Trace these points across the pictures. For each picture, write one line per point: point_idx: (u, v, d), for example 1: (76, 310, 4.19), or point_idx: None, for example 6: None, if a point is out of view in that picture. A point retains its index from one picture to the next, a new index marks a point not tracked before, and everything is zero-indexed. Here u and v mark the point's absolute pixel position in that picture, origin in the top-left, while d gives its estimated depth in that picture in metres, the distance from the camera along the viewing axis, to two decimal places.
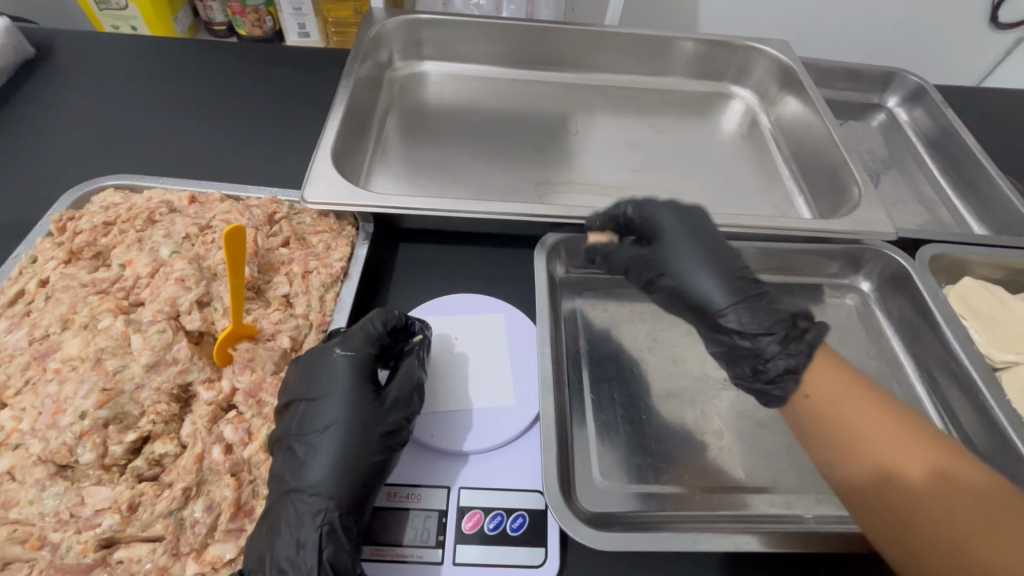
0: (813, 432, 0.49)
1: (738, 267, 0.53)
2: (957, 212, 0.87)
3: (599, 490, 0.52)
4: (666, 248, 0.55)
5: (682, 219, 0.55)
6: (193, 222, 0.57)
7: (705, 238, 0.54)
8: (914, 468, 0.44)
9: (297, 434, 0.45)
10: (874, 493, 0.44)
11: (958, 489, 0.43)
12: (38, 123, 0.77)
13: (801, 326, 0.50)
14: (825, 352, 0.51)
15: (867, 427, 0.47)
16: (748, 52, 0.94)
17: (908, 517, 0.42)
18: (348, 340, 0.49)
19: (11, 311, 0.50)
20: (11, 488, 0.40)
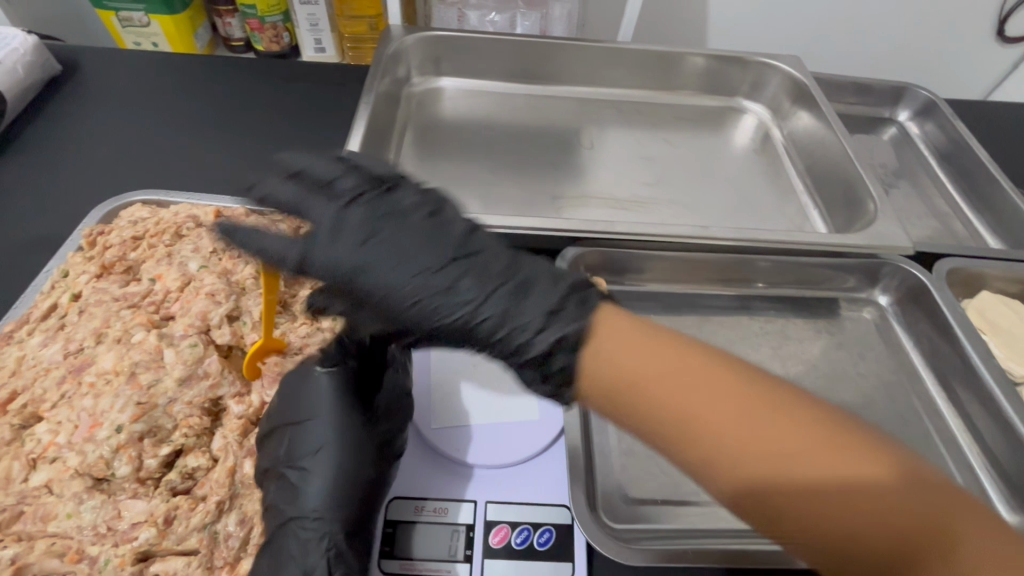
0: (659, 431, 0.38)
1: (478, 266, 0.44)
2: (970, 225, 0.88)
3: (621, 504, 0.52)
4: (378, 278, 0.42)
5: (363, 231, 0.43)
6: (220, 237, 0.58)
7: (401, 239, 0.43)
8: (792, 445, 0.35)
9: (286, 461, 0.44)
10: (758, 488, 0.36)
11: (840, 450, 0.35)
12: (66, 138, 0.79)
13: (562, 324, 0.42)
14: (604, 334, 0.41)
15: (713, 406, 0.37)
16: (761, 68, 0.95)
17: (794, 505, 0.35)
18: (322, 359, 0.48)
19: (45, 325, 0.51)
20: (49, 501, 0.41)
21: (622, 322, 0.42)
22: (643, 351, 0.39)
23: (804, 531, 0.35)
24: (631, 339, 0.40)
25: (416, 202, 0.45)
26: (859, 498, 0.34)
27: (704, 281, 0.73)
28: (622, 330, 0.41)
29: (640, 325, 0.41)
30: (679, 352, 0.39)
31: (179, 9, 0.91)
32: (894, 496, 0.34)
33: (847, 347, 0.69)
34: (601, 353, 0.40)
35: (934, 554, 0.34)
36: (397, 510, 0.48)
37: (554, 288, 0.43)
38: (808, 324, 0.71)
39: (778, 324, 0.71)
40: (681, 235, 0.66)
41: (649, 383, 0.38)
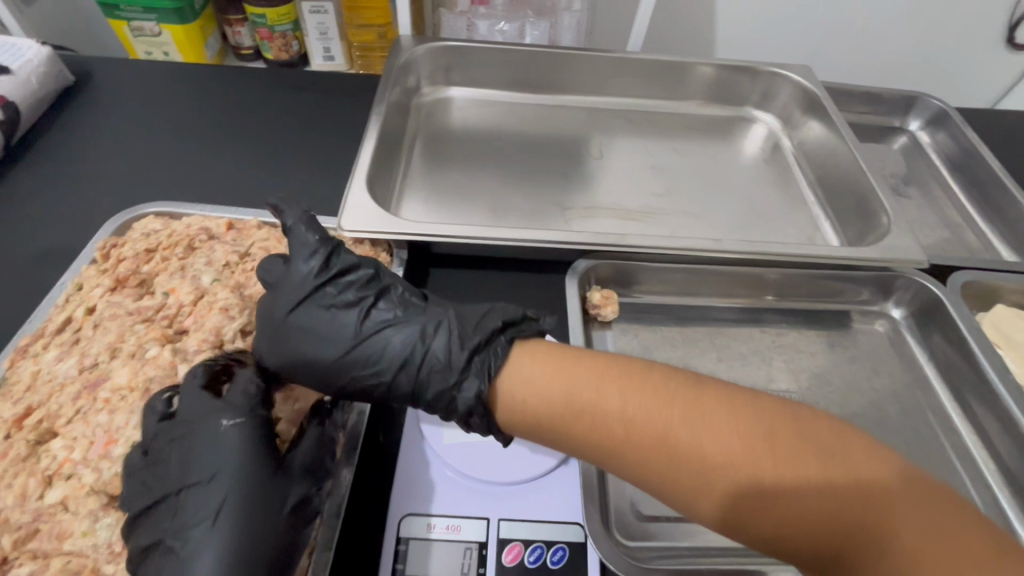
0: (593, 447, 0.43)
1: (391, 339, 0.49)
2: (984, 236, 0.87)
3: (635, 521, 0.52)
4: (304, 372, 0.49)
5: (283, 332, 0.48)
6: (233, 250, 0.58)
7: (317, 332, 0.48)
8: (710, 444, 0.40)
9: (174, 533, 0.41)
10: (689, 488, 0.40)
11: (754, 441, 0.39)
12: (79, 149, 0.79)
13: (469, 386, 0.47)
14: (513, 393, 0.45)
15: (671, 422, 0.41)
16: (771, 77, 0.95)
17: (728, 499, 0.39)
18: (214, 413, 0.43)
19: (59, 339, 0.51)
20: (65, 519, 0.41)
21: (564, 351, 0.47)
22: (564, 373, 0.45)
23: (742, 520, 0.38)
24: (579, 366, 0.45)
25: (344, 284, 0.50)
26: (783, 479, 0.38)
27: (715, 293, 0.72)
28: (563, 358, 0.46)
29: (560, 349, 0.47)
30: (630, 371, 0.45)
31: (190, 19, 0.92)
32: (812, 467, 0.38)
33: (862, 361, 0.69)
34: (525, 378, 0.46)
35: (861, 517, 0.37)
36: (410, 527, 0.48)
37: (463, 346, 0.48)
38: (821, 337, 0.70)
39: (791, 337, 0.70)
40: (693, 248, 0.66)
41: (575, 403, 0.44)
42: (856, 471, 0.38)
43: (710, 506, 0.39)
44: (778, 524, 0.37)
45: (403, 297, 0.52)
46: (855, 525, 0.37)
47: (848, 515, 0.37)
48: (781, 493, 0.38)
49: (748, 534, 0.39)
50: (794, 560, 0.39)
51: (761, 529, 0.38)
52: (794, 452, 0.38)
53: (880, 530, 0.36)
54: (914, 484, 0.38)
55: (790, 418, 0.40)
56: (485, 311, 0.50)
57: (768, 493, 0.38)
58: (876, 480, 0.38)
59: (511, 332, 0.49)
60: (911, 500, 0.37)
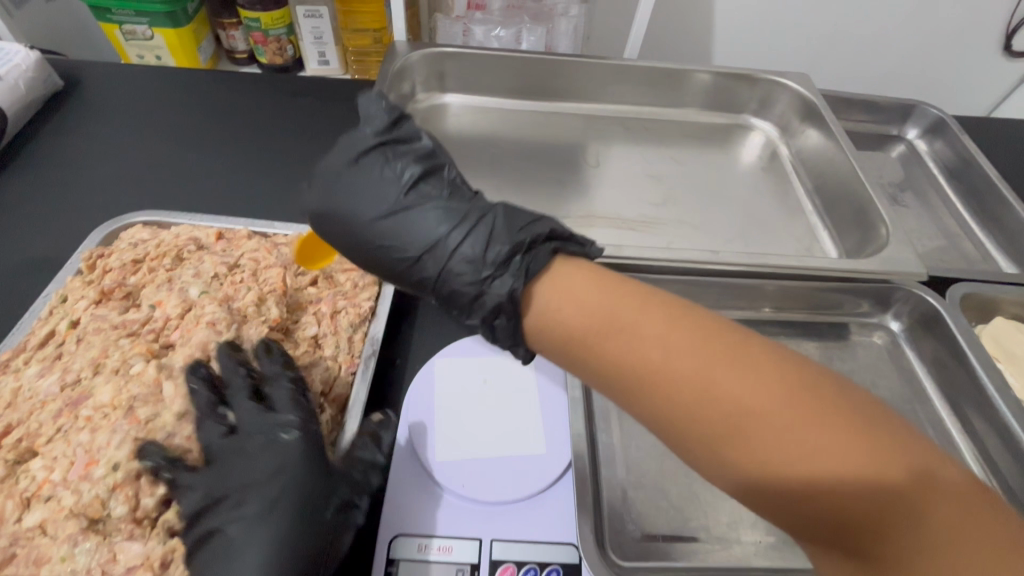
0: (612, 384, 0.39)
1: (429, 225, 0.47)
2: (981, 245, 0.86)
3: (631, 541, 0.51)
4: (348, 237, 0.49)
5: (338, 198, 0.49)
6: (222, 261, 0.57)
7: (366, 202, 0.49)
8: (750, 391, 0.35)
9: (233, 522, 0.44)
10: (716, 438, 0.35)
11: (787, 392, 0.35)
12: (67, 156, 0.78)
13: (497, 284, 0.43)
14: (555, 284, 0.41)
15: (693, 365, 0.36)
16: (769, 85, 0.94)
17: (755, 455, 0.34)
18: (276, 424, 0.46)
19: (42, 354, 0.50)
20: (43, 543, 0.40)
21: (586, 281, 0.41)
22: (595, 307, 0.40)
23: (763, 479, 0.34)
24: (600, 298, 0.40)
25: (399, 160, 0.50)
26: (821, 445, 0.33)
27: (712, 304, 0.72)
28: (583, 291, 0.41)
29: (600, 280, 0.42)
30: (654, 308, 0.39)
31: (184, 23, 0.89)
32: (856, 441, 0.33)
33: (860, 375, 0.68)
34: (561, 302, 0.41)
35: (891, 503, 0.33)
36: (400, 548, 0.46)
37: (504, 241, 0.44)
38: (818, 350, 0.70)
39: (789, 350, 0.69)
40: (690, 260, 0.65)
41: (602, 336, 0.39)
42: (899, 457, 0.33)
43: (733, 459, 0.35)
44: (802, 490, 0.33)
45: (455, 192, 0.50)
46: (882, 509, 0.33)
47: (879, 496, 0.33)
48: (816, 459, 0.33)
49: (766, 496, 0.34)
50: (806, 535, 0.35)
51: (781, 492, 0.34)
52: (837, 421, 0.34)
53: (906, 518, 0.32)
54: (953, 488, 0.33)
55: (837, 389, 0.35)
56: (536, 217, 0.46)
57: (800, 455, 0.33)
58: (918, 470, 0.33)
59: (559, 245, 0.45)
60: (946, 501, 0.33)
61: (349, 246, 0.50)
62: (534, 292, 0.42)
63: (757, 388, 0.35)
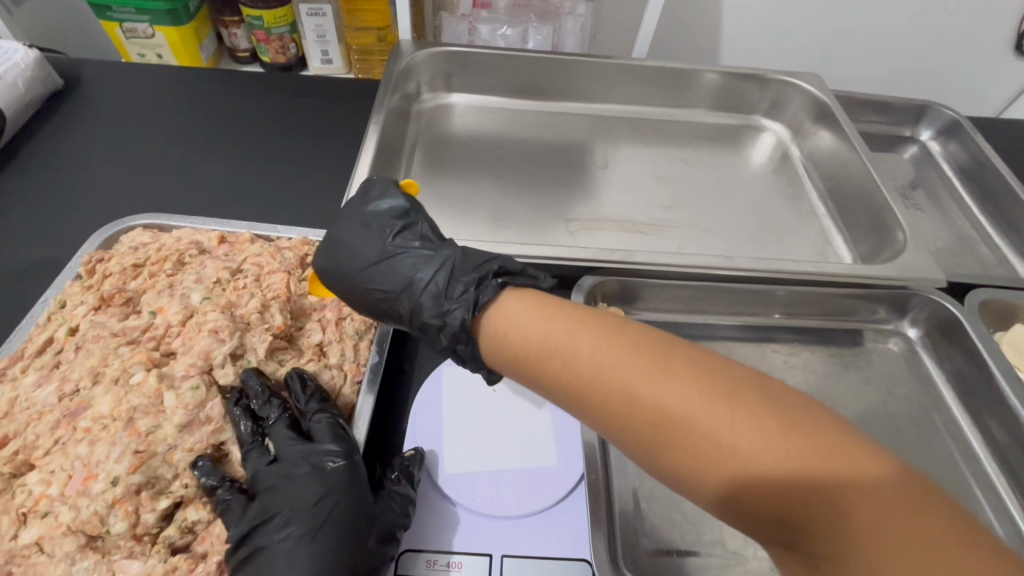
0: (548, 390, 0.40)
1: (397, 265, 0.49)
2: (998, 250, 0.85)
3: (644, 555, 0.50)
4: (336, 281, 0.51)
5: (330, 247, 0.52)
6: (224, 266, 0.55)
7: (351, 248, 0.51)
8: (670, 394, 0.35)
9: (277, 543, 0.43)
10: (645, 440, 0.36)
11: (710, 398, 0.34)
12: (66, 156, 0.77)
13: (452, 316, 0.45)
14: (501, 313, 0.43)
15: (617, 371, 0.37)
16: (781, 86, 0.92)
17: (682, 456, 0.34)
18: (320, 450, 0.46)
19: (40, 362, 0.49)
20: (40, 561, 0.39)
21: (528, 297, 0.43)
22: (528, 316, 0.41)
23: (693, 479, 0.34)
24: (536, 311, 0.41)
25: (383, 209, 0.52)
26: (742, 444, 0.33)
27: (723, 310, 0.70)
28: (519, 308, 0.42)
29: (536, 295, 0.43)
30: (585, 319, 0.40)
31: (185, 20, 0.87)
32: (779, 440, 0.33)
33: (876, 383, 0.66)
34: (499, 314, 0.43)
35: (822, 502, 0.32)
36: (409, 564, 0.45)
37: (461, 278, 0.46)
38: (834, 357, 0.68)
39: (804, 356, 0.68)
40: (702, 265, 0.63)
41: (534, 344, 0.40)
42: (828, 455, 0.32)
43: (663, 462, 0.35)
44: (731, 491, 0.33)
45: (424, 230, 0.52)
46: (813, 506, 0.32)
47: (807, 494, 0.32)
48: (739, 458, 0.33)
49: (699, 496, 0.34)
50: (761, 535, 0.34)
51: (712, 493, 0.33)
52: (760, 420, 0.33)
53: (840, 518, 0.31)
54: (895, 488, 0.32)
55: (763, 389, 0.35)
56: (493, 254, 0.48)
57: (722, 455, 0.33)
58: (850, 469, 0.32)
59: (509, 278, 0.46)
60: (887, 501, 0.31)
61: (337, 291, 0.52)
62: (482, 323, 0.44)
63: (678, 394, 0.35)
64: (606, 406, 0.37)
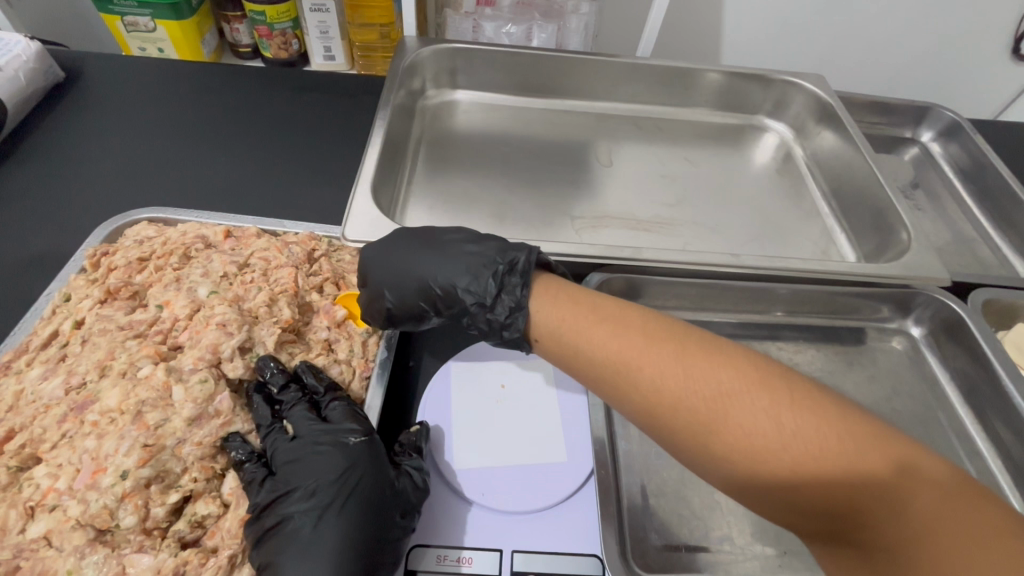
0: (603, 380, 0.42)
1: (448, 232, 0.54)
2: (998, 250, 0.85)
3: (653, 551, 0.50)
4: (385, 258, 0.52)
5: (387, 234, 0.54)
6: (231, 260, 0.55)
7: (406, 233, 0.54)
8: (726, 379, 0.38)
9: (302, 514, 0.43)
10: (701, 426, 0.37)
11: (762, 383, 0.38)
12: (67, 150, 0.76)
13: (511, 253, 0.50)
14: (550, 276, 0.49)
15: (672, 358, 0.40)
16: (784, 86, 0.93)
17: (739, 439, 0.36)
18: (341, 429, 0.47)
19: (45, 355, 0.48)
20: (48, 555, 0.39)
21: (580, 291, 0.47)
22: (582, 309, 0.45)
23: (752, 466, 0.36)
24: (591, 303, 0.45)
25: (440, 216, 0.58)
26: (796, 425, 0.36)
27: (729, 308, 0.71)
28: (575, 300, 0.46)
29: (589, 291, 0.47)
30: (637, 314, 0.44)
31: (186, 14, 0.86)
32: (831, 425, 0.35)
33: (881, 381, 0.67)
34: (551, 303, 0.46)
35: (875, 489, 0.34)
36: (419, 559, 0.45)
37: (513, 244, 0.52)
38: (839, 355, 0.69)
39: (809, 354, 0.68)
40: (709, 263, 0.64)
41: (593, 332, 0.43)
42: (879, 444, 0.35)
43: (720, 450, 0.37)
44: (790, 474, 0.35)
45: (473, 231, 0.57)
46: (864, 491, 0.34)
47: (861, 480, 0.34)
48: (797, 440, 0.35)
49: (757, 483, 0.36)
50: (812, 528, 0.36)
51: (769, 477, 0.35)
52: (812, 406, 0.36)
53: (896, 504, 0.33)
54: (944, 482, 0.34)
55: (808, 381, 0.39)
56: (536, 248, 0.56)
57: (778, 436, 0.36)
58: (898, 460, 0.35)
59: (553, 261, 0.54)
60: (938, 491, 0.33)
61: (383, 267, 0.52)
62: (538, 272, 0.49)
63: (732, 378, 0.38)
64: (664, 391, 0.39)
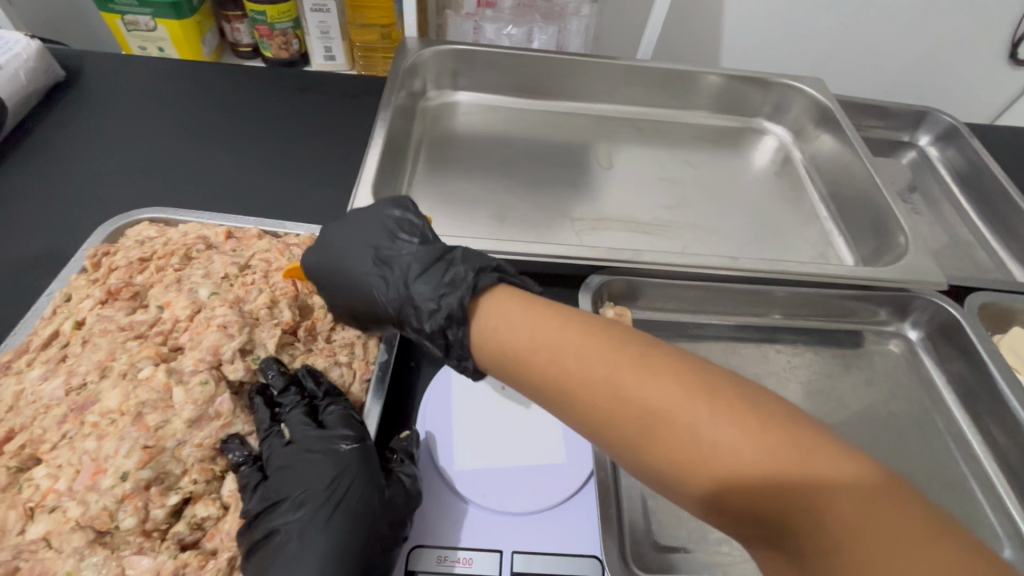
0: (537, 389, 0.40)
1: (392, 248, 0.51)
2: (994, 254, 0.86)
3: (651, 552, 0.50)
4: (333, 285, 0.52)
5: (331, 250, 0.52)
6: (233, 261, 0.55)
7: (349, 251, 0.51)
8: (655, 391, 0.36)
9: (292, 524, 0.43)
10: (628, 439, 0.36)
11: (694, 396, 0.35)
12: (67, 148, 0.76)
13: (449, 298, 0.45)
14: (491, 305, 0.44)
15: (601, 369, 0.37)
16: (784, 90, 0.93)
17: (668, 452, 0.35)
18: (334, 435, 0.47)
19: (45, 355, 0.48)
20: (48, 556, 0.39)
21: (524, 297, 0.44)
22: (519, 319, 0.42)
23: (679, 479, 0.35)
24: (527, 312, 0.42)
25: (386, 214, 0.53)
26: (729, 441, 0.33)
27: (728, 310, 0.71)
28: (513, 314, 0.43)
29: (529, 299, 0.43)
30: (573, 319, 0.41)
31: (187, 14, 0.86)
32: (762, 439, 0.33)
33: (879, 384, 0.67)
34: (495, 321, 0.43)
35: (801, 503, 0.32)
36: (420, 560, 0.45)
37: (455, 271, 0.47)
38: (837, 358, 0.69)
39: (807, 357, 0.69)
40: (709, 266, 0.64)
41: (526, 342, 0.40)
42: (809, 456, 0.33)
43: (649, 462, 0.36)
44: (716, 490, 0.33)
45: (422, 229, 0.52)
46: (794, 508, 0.32)
47: (787, 491, 0.32)
48: (722, 455, 0.33)
49: (685, 496, 0.35)
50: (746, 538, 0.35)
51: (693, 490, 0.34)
52: (742, 419, 0.34)
53: (826, 521, 0.31)
54: (879, 493, 0.32)
55: (749, 388, 0.36)
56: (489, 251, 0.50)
57: (708, 451, 0.34)
58: (830, 474, 0.32)
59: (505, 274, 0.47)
60: (871, 503, 0.31)
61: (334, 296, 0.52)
62: (479, 304, 0.44)
63: (663, 390, 0.36)
64: (593, 404, 0.37)
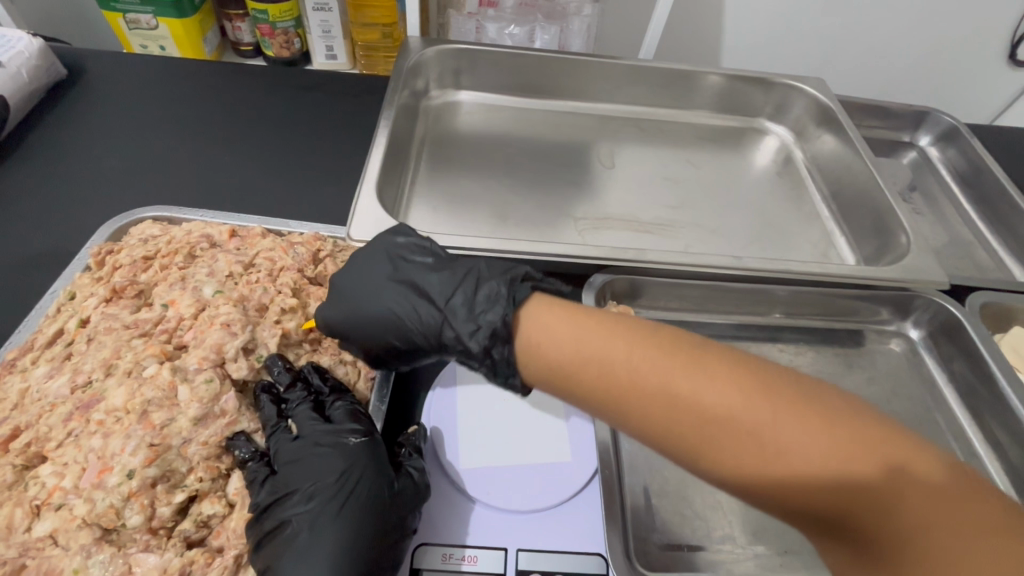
0: (592, 400, 0.41)
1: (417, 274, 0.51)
2: (994, 253, 0.86)
3: (656, 549, 0.50)
4: (357, 321, 0.50)
5: (351, 287, 0.51)
6: (236, 260, 0.55)
7: (371, 283, 0.51)
8: (712, 398, 0.37)
9: (301, 518, 0.43)
10: (690, 445, 0.37)
11: (749, 400, 0.37)
12: (69, 147, 0.76)
13: (492, 315, 0.46)
14: (532, 319, 0.44)
15: (656, 375, 0.39)
16: (786, 90, 0.93)
17: (731, 457, 0.36)
18: (342, 430, 0.47)
19: (50, 353, 0.48)
20: (55, 554, 0.39)
21: (564, 306, 0.45)
22: (565, 328, 0.43)
23: (744, 481, 0.36)
24: (571, 321, 0.43)
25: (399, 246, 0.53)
26: (791, 441, 0.35)
27: (730, 309, 0.71)
28: (557, 322, 0.43)
29: (571, 306, 0.44)
30: (618, 325, 0.42)
31: (189, 13, 0.86)
32: (820, 436, 0.35)
33: (880, 383, 0.68)
34: (540, 332, 0.43)
35: (863, 493, 0.34)
36: (426, 557, 0.46)
37: (490, 288, 0.48)
38: (838, 357, 0.69)
39: (808, 356, 0.69)
40: (712, 265, 0.64)
41: (577, 354, 0.41)
42: (864, 446, 0.35)
43: (712, 468, 0.37)
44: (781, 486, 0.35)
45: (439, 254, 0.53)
46: (856, 498, 0.34)
47: (847, 483, 0.34)
48: (785, 456, 0.35)
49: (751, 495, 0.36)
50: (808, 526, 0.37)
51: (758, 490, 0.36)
52: (797, 416, 0.36)
53: (887, 504, 0.34)
54: (926, 472, 0.34)
55: (795, 383, 0.38)
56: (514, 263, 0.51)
57: (772, 454, 0.35)
58: (886, 461, 0.34)
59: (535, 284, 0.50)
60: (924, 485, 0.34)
61: (359, 333, 0.50)
62: (521, 320, 0.45)
63: (719, 396, 0.37)
64: (654, 412, 0.38)
